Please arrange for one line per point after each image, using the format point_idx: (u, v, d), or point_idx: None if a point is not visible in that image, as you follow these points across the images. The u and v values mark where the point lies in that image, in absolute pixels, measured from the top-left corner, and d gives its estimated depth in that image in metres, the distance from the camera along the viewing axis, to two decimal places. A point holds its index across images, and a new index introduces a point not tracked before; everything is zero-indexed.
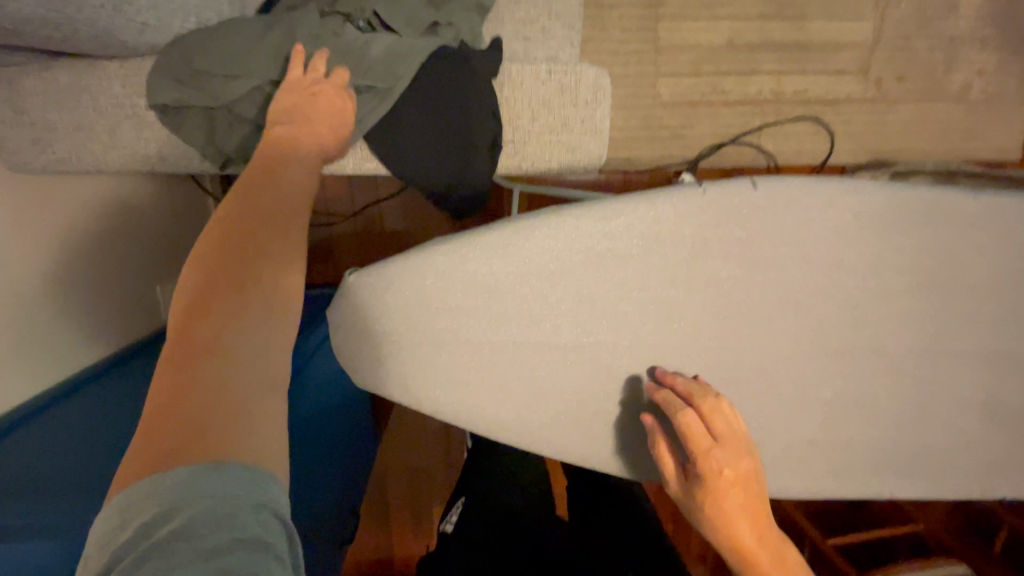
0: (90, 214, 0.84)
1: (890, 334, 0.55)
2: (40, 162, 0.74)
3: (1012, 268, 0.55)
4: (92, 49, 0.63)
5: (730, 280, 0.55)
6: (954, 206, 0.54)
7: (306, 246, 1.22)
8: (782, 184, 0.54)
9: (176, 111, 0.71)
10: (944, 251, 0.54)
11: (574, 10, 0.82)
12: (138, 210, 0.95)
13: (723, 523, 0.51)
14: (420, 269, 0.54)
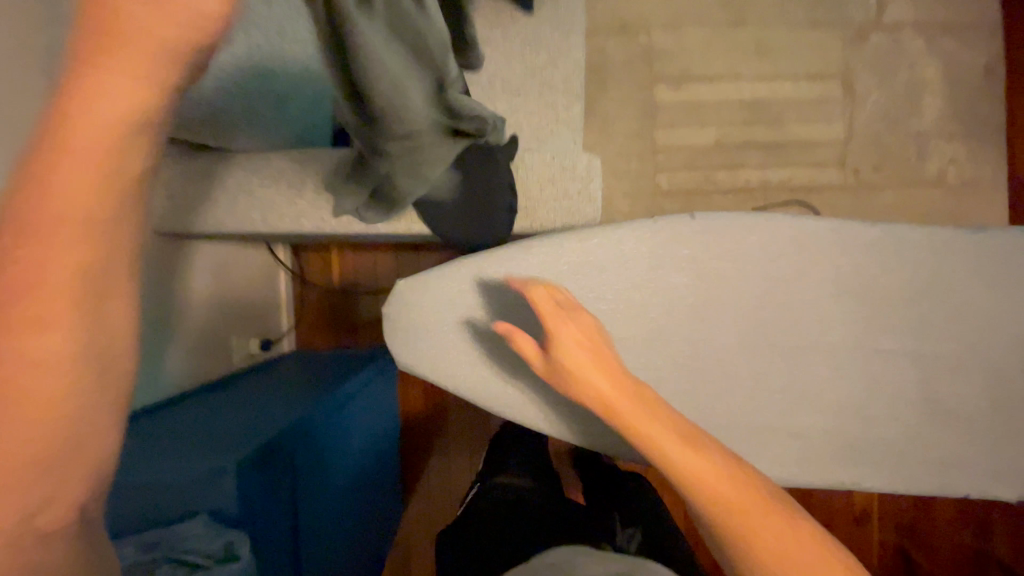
0: (195, 272, 1.07)
1: (817, 334, 0.72)
2: (167, 226, 0.95)
3: (913, 284, 0.71)
4: (224, 140, 0.86)
5: (683, 287, 0.73)
6: (856, 235, 0.71)
7: (357, 314, 1.41)
8: (719, 217, 0.73)
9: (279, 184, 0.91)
10: (851, 268, 0.71)
11: (575, 117, 1.05)
12: (226, 274, 1.17)
13: (580, 386, 0.64)
14: (448, 277, 0.76)
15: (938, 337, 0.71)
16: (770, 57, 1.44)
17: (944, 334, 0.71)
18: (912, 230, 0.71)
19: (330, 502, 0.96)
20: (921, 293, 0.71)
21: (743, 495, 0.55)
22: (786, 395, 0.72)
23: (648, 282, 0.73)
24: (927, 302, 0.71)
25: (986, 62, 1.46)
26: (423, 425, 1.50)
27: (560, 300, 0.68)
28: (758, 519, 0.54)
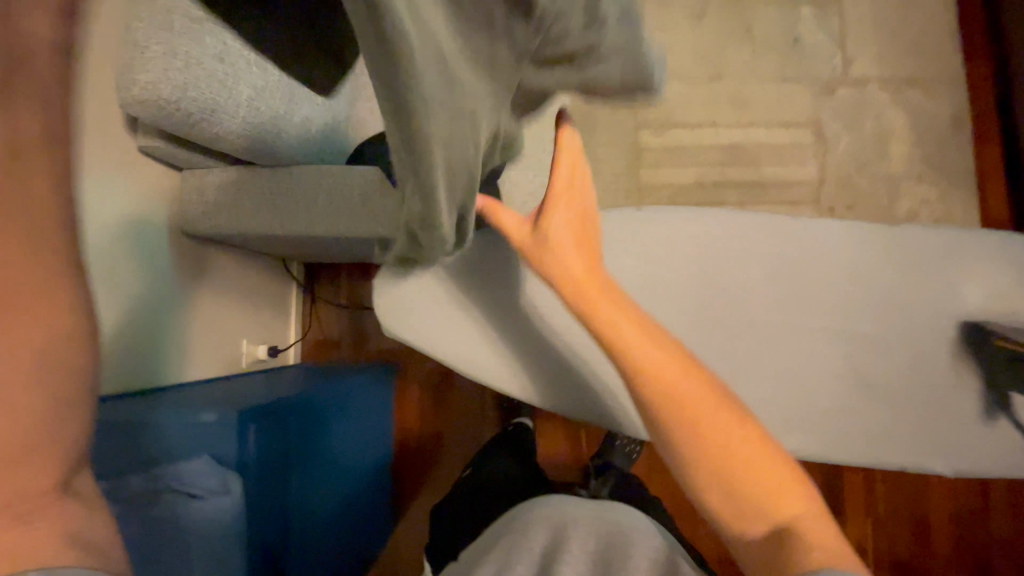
0: (219, 276, 1.20)
1: (764, 318, 0.73)
2: (194, 226, 1.04)
3: (852, 270, 0.72)
4: (256, 157, 0.98)
5: (631, 272, 0.73)
6: (789, 226, 0.74)
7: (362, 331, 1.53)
8: (659, 210, 0.75)
9: (280, 189, 0.98)
10: (789, 257, 0.73)
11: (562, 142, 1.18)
12: (244, 282, 1.28)
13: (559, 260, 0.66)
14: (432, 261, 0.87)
15: (889, 318, 0.71)
16: (745, 107, 1.59)
17: (896, 315, 0.71)
18: (848, 223, 0.73)
19: (317, 469, 1.16)
20: (860, 276, 0.72)
21: (772, 473, 0.59)
22: (760, 381, 0.71)
23: (654, 271, 0.73)
24: (873, 286, 0.71)
25: (949, 112, 1.59)
26: (417, 437, 1.54)
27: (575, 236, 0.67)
28: (765, 482, 0.60)
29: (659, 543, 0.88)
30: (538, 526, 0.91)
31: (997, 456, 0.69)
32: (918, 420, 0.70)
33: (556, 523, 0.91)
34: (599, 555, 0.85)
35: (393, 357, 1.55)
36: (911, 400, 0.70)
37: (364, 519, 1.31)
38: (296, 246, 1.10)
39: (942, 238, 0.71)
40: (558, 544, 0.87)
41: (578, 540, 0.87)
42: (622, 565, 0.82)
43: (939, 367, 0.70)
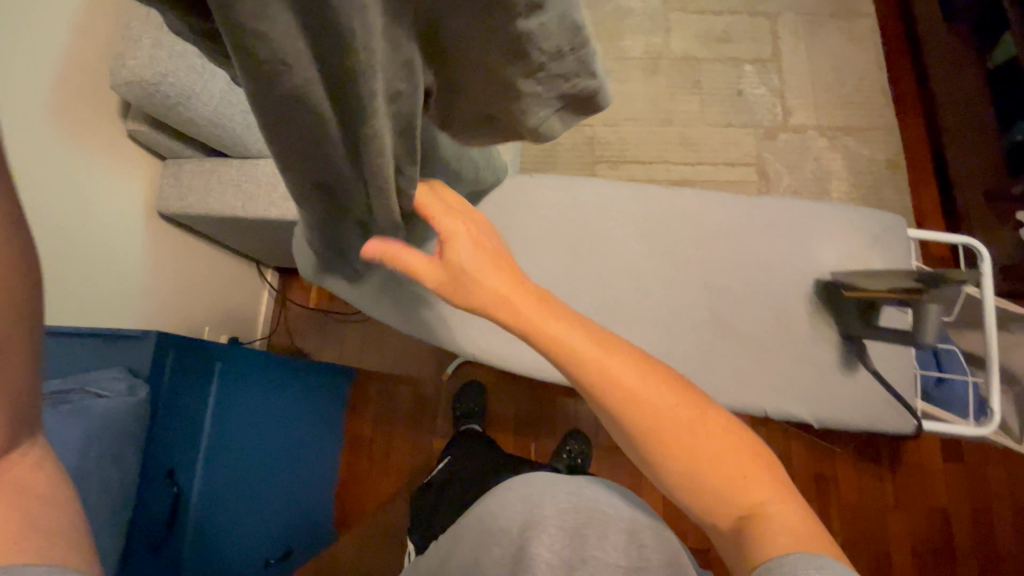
0: (196, 260, 1.31)
1: (630, 269, 0.80)
2: (172, 206, 1.16)
3: (708, 233, 0.81)
4: (232, 147, 1.13)
5: (513, 228, 0.81)
6: (654, 196, 0.83)
7: (328, 333, 1.63)
8: (537, 179, 0.84)
9: (252, 173, 1.14)
10: (654, 220, 0.82)
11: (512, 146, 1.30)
12: (216, 272, 1.39)
13: (474, 290, 0.64)
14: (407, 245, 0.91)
15: (740, 273, 0.79)
16: (693, 147, 1.74)
17: (745, 271, 0.80)
18: (703, 194, 0.83)
19: (281, 453, 1.14)
20: (717, 239, 0.81)
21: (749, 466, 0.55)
22: (628, 323, 0.78)
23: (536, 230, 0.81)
24: (728, 247, 0.80)
25: (884, 158, 1.72)
26: (371, 433, 1.57)
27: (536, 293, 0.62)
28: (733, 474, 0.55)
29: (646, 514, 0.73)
30: (511, 496, 0.76)
31: (850, 397, 0.75)
32: (775, 366, 0.76)
33: (532, 494, 0.75)
34: (576, 533, 0.69)
35: (354, 362, 1.62)
36: (762, 344, 0.77)
37: (303, 519, 1.27)
38: (260, 231, 1.24)
39: (789, 205, 0.82)
40: (533, 520, 0.71)
41: (552, 513, 0.72)
42: (596, 542, 0.68)
43: (798, 322, 0.78)
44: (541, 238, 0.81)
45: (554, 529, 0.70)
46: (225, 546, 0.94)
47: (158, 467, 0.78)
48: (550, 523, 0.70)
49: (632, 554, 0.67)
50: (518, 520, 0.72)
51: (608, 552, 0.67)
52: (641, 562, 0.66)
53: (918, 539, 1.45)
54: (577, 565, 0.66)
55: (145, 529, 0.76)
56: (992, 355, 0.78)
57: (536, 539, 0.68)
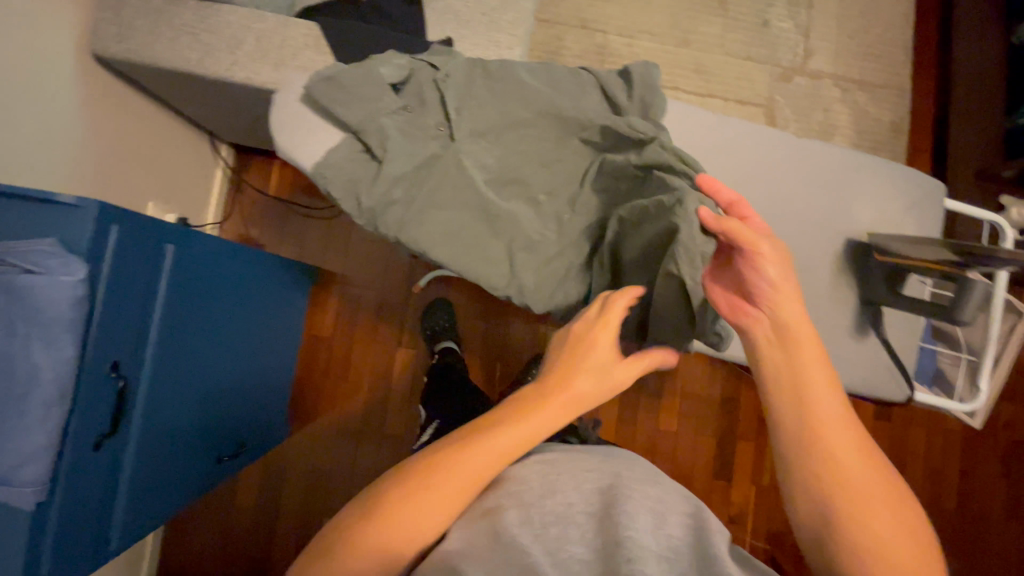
0: (138, 120, 1.11)
1: None
2: (112, 48, 0.95)
3: (742, 174, 0.76)
4: None
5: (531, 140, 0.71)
6: (687, 123, 0.76)
7: (289, 223, 1.48)
8: (569, 84, 0.73)
9: (217, 27, 0.95)
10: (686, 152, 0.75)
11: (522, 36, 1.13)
12: (162, 137, 1.20)
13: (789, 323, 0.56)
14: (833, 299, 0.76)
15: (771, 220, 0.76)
16: (706, 77, 1.62)
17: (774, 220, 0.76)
18: (745, 133, 0.77)
19: (235, 352, 1.03)
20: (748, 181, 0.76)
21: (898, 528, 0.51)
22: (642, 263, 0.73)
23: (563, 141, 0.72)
24: (759, 193, 0.76)
25: (889, 120, 1.68)
26: (333, 335, 1.49)
27: (779, 340, 0.56)
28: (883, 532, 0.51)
29: (681, 497, 0.57)
30: (525, 477, 0.56)
31: (855, 365, 0.75)
32: None
33: (550, 473, 0.56)
34: (605, 516, 0.51)
35: (316, 262, 1.49)
36: None
37: (261, 420, 1.22)
38: (219, 96, 1.05)
39: (833, 153, 0.79)
40: (556, 510, 0.52)
41: (574, 497, 0.53)
42: (623, 518, 0.50)
43: (822, 279, 0.76)
44: (566, 148, 0.71)
45: (577, 512, 0.52)
46: (171, 445, 0.86)
47: (103, 360, 0.68)
48: (575, 512, 0.52)
49: (665, 544, 0.50)
50: (537, 507, 0.52)
51: (645, 537, 0.49)
52: (675, 553, 0.50)
53: None
54: (613, 552, 0.48)
55: (87, 429, 0.67)
56: (991, 340, 0.81)
57: (548, 519, 0.51)
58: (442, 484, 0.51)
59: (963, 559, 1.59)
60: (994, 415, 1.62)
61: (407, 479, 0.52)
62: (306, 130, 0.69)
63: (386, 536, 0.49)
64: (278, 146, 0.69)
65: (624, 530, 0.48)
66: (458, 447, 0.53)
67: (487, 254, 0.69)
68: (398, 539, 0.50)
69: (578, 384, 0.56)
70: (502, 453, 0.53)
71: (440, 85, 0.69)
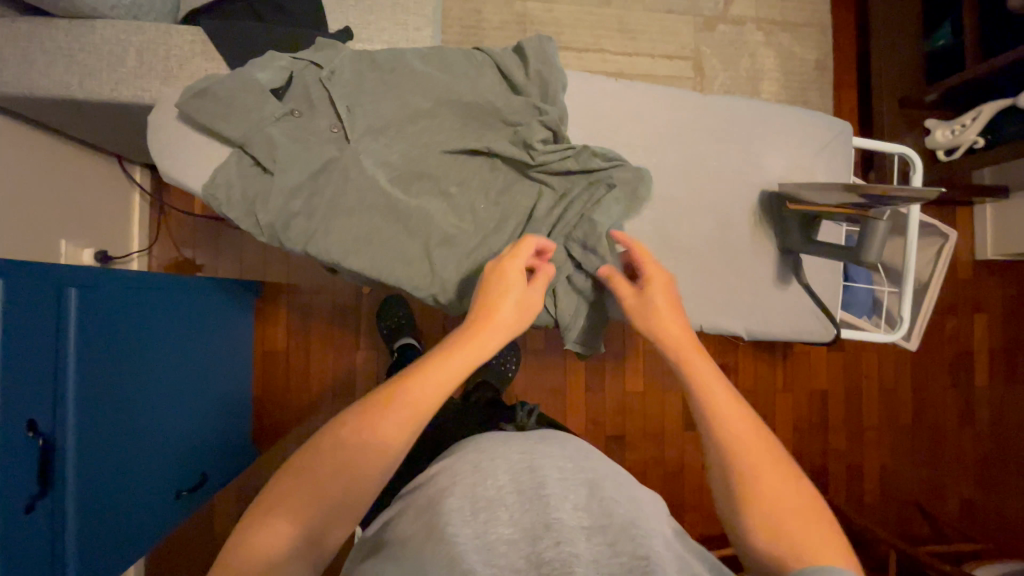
0: (29, 154, 1.03)
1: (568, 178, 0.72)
2: None
3: (651, 137, 0.76)
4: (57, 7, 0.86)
5: (436, 130, 0.69)
6: (592, 95, 0.76)
7: (223, 240, 1.43)
8: (467, 66, 0.71)
9: (93, 47, 0.88)
10: (594, 124, 0.75)
11: (428, 14, 1.08)
12: (63, 168, 1.13)
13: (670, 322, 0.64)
14: (754, 249, 0.77)
15: (686, 181, 0.76)
16: (631, 35, 1.59)
17: (690, 180, 0.76)
18: (651, 95, 0.77)
19: (178, 381, 1.00)
20: (658, 144, 0.76)
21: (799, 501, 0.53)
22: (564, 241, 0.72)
23: (466, 125, 0.70)
24: (673, 154, 0.76)
25: (815, 58, 1.69)
26: (288, 348, 1.46)
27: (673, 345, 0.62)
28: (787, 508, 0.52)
29: (609, 470, 0.62)
30: (455, 468, 0.59)
31: (781, 313, 0.78)
32: (715, 281, 0.76)
33: (481, 461, 0.58)
34: (535, 498, 0.54)
35: (257, 276, 1.44)
36: (699, 258, 0.76)
37: (222, 445, 1.19)
38: (113, 118, 0.99)
39: (740, 105, 0.79)
40: (486, 495, 0.55)
41: (504, 481, 0.56)
42: (547, 505, 0.53)
43: (742, 232, 0.77)
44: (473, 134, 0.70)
45: (507, 494, 0.55)
46: (117, 490, 0.83)
47: (16, 422, 0.64)
48: (504, 495, 0.55)
49: (592, 516, 0.53)
50: (469, 497, 0.54)
51: (570, 518, 0.52)
52: (602, 522, 0.53)
53: (807, 419, 1.65)
54: (540, 535, 0.50)
55: (10, 495, 0.64)
56: (910, 270, 0.85)
57: (480, 511, 0.53)
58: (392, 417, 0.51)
59: (925, 466, 1.68)
60: (940, 329, 1.69)
61: (352, 422, 0.51)
62: (189, 149, 0.65)
63: (351, 477, 0.49)
64: (163, 172, 0.65)
65: (551, 515, 0.51)
66: (394, 384, 0.53)
67: (406, 255, 0.67)
68: (367, 474, 0.50)
69: (498, 311, 0.59)
70: (441, 380, 0.54)
71: (327, 84, 0.66)
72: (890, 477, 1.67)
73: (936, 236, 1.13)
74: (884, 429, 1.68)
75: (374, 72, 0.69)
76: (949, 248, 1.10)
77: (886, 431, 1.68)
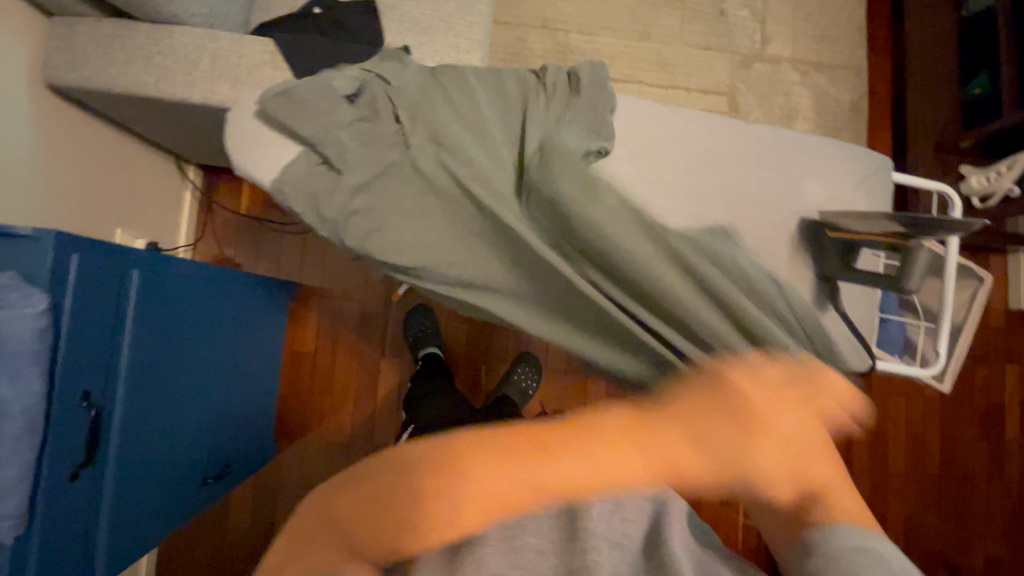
0: (98, 145, 1.11)
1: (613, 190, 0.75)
2: (67, 77, 0.94)
3: (695, 162, 0.79)
4: (143, 13, 0.93)
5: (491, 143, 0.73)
6: (638, 115, 0.79)
7: (264, 241, 1.48)
8: (522, 84, 0.76)
9: (170, 50, 0.95)
10: (641, 143, 0.78)
11: (480, 38, 1.14)
12: (127, 160, 1.20)
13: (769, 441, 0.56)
14: (793, 279, 0.78)
15: (728, 206, 0.78)
16: (669, 69, 1.64)
17: (732, 205, 0.78)
18: (698, 122, 0.80)
19: (216, 372, 1.03)
20: (702, 171, 0.79)
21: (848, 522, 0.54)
22: None
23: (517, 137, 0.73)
24: (716, 181, 0.78)
25: (849, 100, 1.71)
26: (315, 349, 1.49)
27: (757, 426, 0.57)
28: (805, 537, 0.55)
29: None
30: None
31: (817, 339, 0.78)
32: None
33: None
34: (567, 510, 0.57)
35: (294, 278, 1.49)
36: None
37: (249, 438, 1.22)
38: (180, 118, 1.05)
39: (782, 137, 0.81)
40: None
41: None
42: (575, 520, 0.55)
43: (780, 257, 0.79)
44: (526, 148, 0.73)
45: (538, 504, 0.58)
46: (151, 471, 0.85)
47: (72, 392, 0.67)
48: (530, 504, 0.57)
49: (620, 531, 0.56)
50: None
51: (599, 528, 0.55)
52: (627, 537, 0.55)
53: None
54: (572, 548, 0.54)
55: (61, 460, 0.66)
56: (946, 309, 0.85)
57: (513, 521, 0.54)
58: (499, 484, 0.45)
59: (952, 519, 1.63)
60: (970, 378, 1.66)
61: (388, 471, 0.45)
62: (259, 145, 0.70)
63: (375, 531, 0.43)
64: (234, 165, 0.70)
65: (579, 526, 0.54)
66: (447, 455, 0.45)
67: (451, 257, 0.70)
68: (391, 539, 0.43)
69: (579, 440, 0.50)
70: (514, 481, 0.46)
71: (392, 94, 0.71)
72: (914, 528, 1.62)
73: (971, 280, 1.13)
74: (909, 476, 1.63)
75: (436, 88, 0.74)
76: (983, 293, 1.10)
77: (911, 480, 1.63)
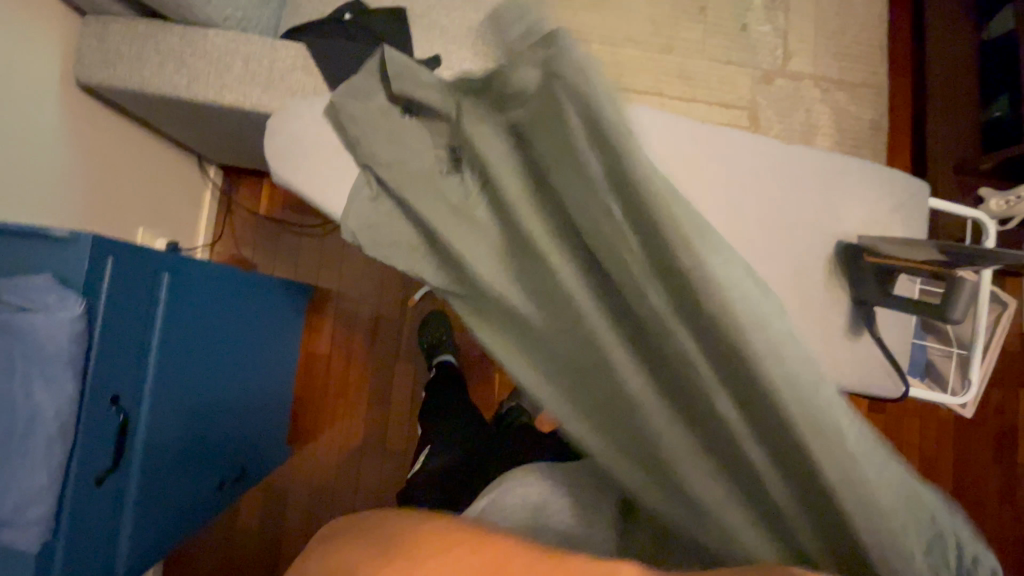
0: (123, 143, 1.10)
1: None
2: (98, 76, 0.94)
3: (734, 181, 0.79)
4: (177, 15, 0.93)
5: None
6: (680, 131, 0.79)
7: (281, 242, 1.48)
8: None
9: (202, 51, 0.95)
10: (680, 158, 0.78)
11: None
12: (151, 159, 1.20)
13: None
14: (828, 302, 0.79)
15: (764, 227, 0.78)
16: (690, 82, 1.64)
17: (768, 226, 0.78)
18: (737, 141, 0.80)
19: (237, 376, 1.02)
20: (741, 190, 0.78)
21: None
22: None
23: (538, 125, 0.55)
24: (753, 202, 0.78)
25: (870, 118, 1.71)
26: (331, 351, 1.48)
27: None
28: None
29: None
30: None
31: (850, 363, 0.78)
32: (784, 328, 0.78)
33: None
34: None
35: (310, 280, 1.49)
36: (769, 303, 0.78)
37: (264, 440, 1.21)
38: (206, 119, 1.05)
39: (820, 159, 0.81)
40: None
41: None
42: None
43: (814, 281, 0.79)
44: None
45: None
46: (172, 475, 0.84)
47: (101, 394, 0.67)
48: None
49: None
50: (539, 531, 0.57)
51: None
52: None
53: None
54: None
55: (89, 465, 0.66)
56: (980, 335, 0.84)
57: None
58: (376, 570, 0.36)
59: None
60: (984, 400, 1.65)
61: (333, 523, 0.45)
62: (303, 156, 0.76)
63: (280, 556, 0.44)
64: (276, 175, 0.76)
65: None
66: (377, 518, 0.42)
67: None
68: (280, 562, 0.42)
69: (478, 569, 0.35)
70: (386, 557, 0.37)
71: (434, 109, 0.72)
72: None
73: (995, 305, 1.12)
74: None
75: None
76: (1008, 317, 1.10)
77: None
